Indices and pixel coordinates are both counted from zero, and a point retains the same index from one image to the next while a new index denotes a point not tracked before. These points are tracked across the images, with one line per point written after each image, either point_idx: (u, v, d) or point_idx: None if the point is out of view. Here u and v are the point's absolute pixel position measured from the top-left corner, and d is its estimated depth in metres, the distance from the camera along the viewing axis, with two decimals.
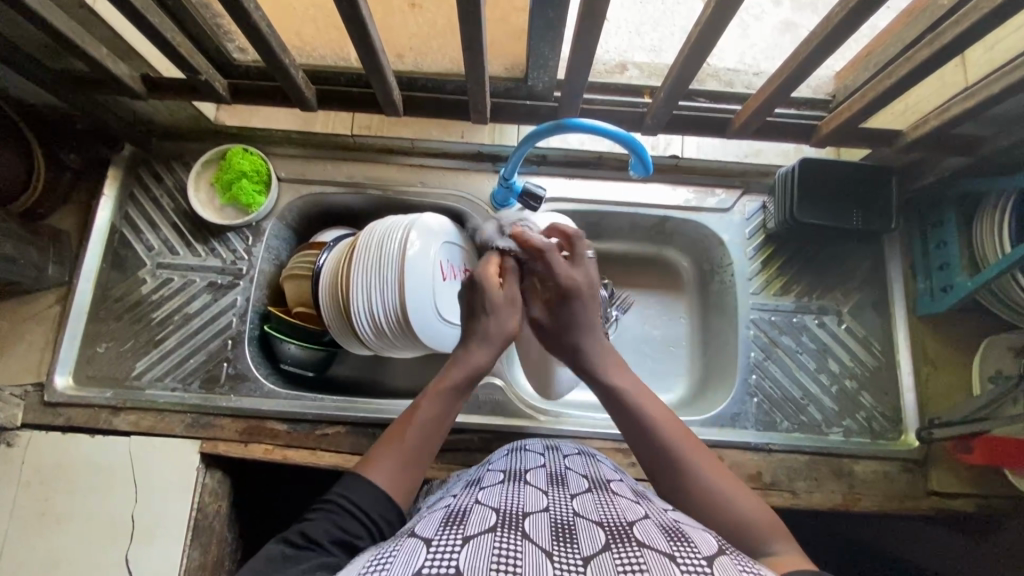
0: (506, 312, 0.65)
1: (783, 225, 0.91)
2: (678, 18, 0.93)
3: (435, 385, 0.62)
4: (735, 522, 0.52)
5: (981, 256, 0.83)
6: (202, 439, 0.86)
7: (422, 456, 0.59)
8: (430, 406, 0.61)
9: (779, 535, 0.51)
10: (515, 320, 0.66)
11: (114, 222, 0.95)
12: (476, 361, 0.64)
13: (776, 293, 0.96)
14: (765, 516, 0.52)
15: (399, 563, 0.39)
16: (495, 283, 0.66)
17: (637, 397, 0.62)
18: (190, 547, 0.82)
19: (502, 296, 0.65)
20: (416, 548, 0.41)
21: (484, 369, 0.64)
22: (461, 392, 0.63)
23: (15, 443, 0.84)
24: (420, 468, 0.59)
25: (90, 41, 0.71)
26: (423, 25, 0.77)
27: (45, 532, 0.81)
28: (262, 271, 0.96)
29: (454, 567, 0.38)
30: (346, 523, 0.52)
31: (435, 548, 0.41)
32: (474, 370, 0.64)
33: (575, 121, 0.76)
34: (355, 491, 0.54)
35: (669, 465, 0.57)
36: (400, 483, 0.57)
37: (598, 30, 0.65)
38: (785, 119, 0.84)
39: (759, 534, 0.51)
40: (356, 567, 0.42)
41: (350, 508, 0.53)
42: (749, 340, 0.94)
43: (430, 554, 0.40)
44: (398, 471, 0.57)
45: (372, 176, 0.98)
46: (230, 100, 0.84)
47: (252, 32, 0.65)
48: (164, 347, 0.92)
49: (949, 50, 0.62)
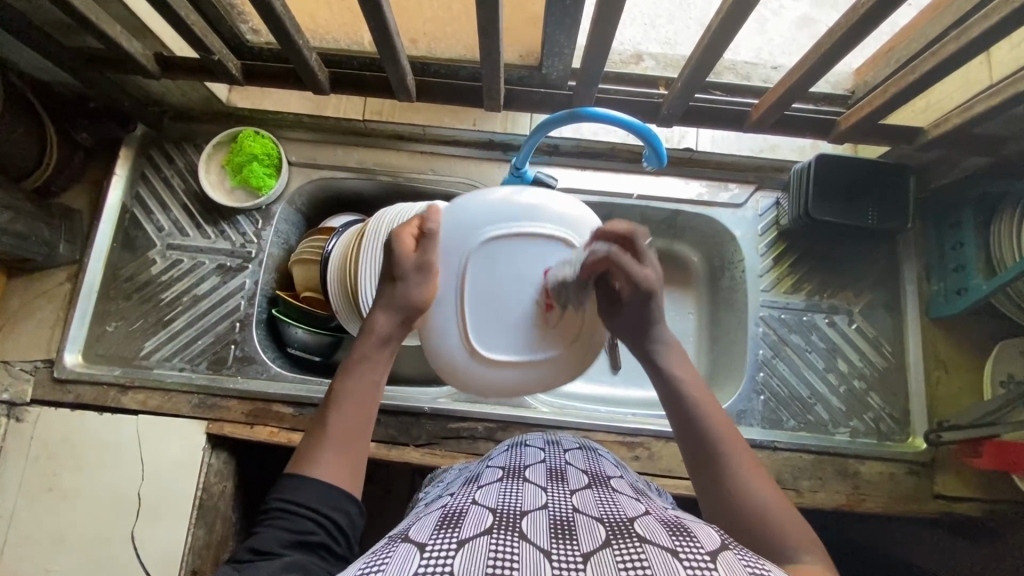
0: (419, 280, 0.59)
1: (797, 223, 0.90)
2: (693, 10, 0.92)
3: (349, 366, 0.57)
4: (771, 534, 0.47)
5: (997, 260, 0.81)
6: (208, 420, 0.87)
7: (357, 434, 0.55)
8: (348, 388, 0.56)
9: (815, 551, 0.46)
10: (425, 288, 0.59)
11: (125, 202, 0.95)
12: (382, 328, 0.58)
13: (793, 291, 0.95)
14: (800, 526, 0.48)
15: (392, 569, 0.39)
16: (408, 248, 0.58)
17: (696, 397, 0.57)
18: (193, 526, 0.83)
19: (413, 264, 0.58)
20: (410, 553, 0.41)
21: (394, 334, 0.59)
22: (373, 359, 0.58)
23: (24, 419, 0.85)
24: (359, 447, 0.55)
25: (105, 18, 0.70)
26: (438, 9, 0.76)
27: (52, 507, 0.82)
28: (270, 255, 0.96)
29: (449, 572, 0.38)
30: (295, 523, 0.49)
31: (429, 553, 0.40)
32: (380, 340, 0.58)
33: (589, 110, 0.75)
34: (294, 491, 0.50)
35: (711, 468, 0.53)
36: (341, 467, 0.53)
37: (616, 19, 0.64)
38: (804, 113, 0.82)
39: (785, 544, 0.46)
40: (352, 569, 0.41)
41: (292, 507, 0.50)
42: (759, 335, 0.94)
43: (424, 560, 0.40)
44: (333, 454, 0.53)
45: (382, 163, 0.97)
46: (243, 82, 0.83)
47: (267, 13, 0.64)
48: (172, 328, 0.92)
49: (976, 45, 0.60)
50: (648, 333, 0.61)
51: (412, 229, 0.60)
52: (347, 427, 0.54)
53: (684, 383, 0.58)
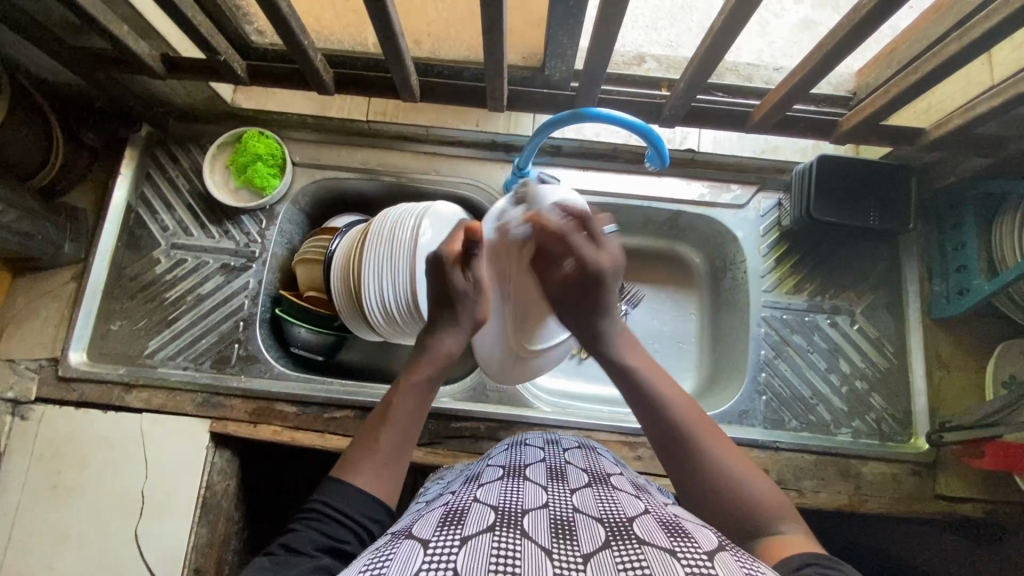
0: (475, 296, 0.68)
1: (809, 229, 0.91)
2: (695, 12, 0.94)
3: (404, 385, 0.64)
4: (740, 493, 0.53)
5: (999, 260, 0.82)
6: (212, 418, 0.87)
7: (399, 453, 0.60)
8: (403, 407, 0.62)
9: (791, 520, 0.51)
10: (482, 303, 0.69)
11: (130, 202, 0.96)
12: (446, 348, 0.67)
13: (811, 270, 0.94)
14: (774, 496, 0.53)
15: (397, 565, 0.39)
16: (457, 266, 0.67)
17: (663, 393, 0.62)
18: (198, 524, 0.83)
19: (466, 282, 0.67)
20: (414, 550, 0.41)
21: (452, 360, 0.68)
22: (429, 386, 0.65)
23: (29, 417, 0.86)
24: (400, 463, 0.60)
25: (113, 19, 0.71)
26: (443, 10, 0.77)
27: (56, 504, 0.83)
28: (274, 255, 0.96)
29: (453, 568, 0.38)
30: (333, 529, 0.52)
31: (433, 549, 0.41)
32: (440, 364, 0.66)
33: (592, 111, 0.76)
34: (336, 498, 0.54)
35: (686, 451, 0.58)
36: (382, 479, 0.57)
37: (619, 20, 0.64)
38: (805, 114, 0.83)
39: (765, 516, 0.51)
40: (357, 565, 0.42)
41: (332, 514, 0.53)
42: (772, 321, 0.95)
43: (429, 556, 0.40)
44: (377, 466, 0.58)
45: (385, 163, 0.98)
46: (248, 83, 0.84)
47: (273, 13, 0.65)
48: (176, 327, 0.92)
49: (979, 45, 0.60)
50: (599, 329, 0.69)
51: (456, 247, 0.67)
52: (395, 443, 0.60)
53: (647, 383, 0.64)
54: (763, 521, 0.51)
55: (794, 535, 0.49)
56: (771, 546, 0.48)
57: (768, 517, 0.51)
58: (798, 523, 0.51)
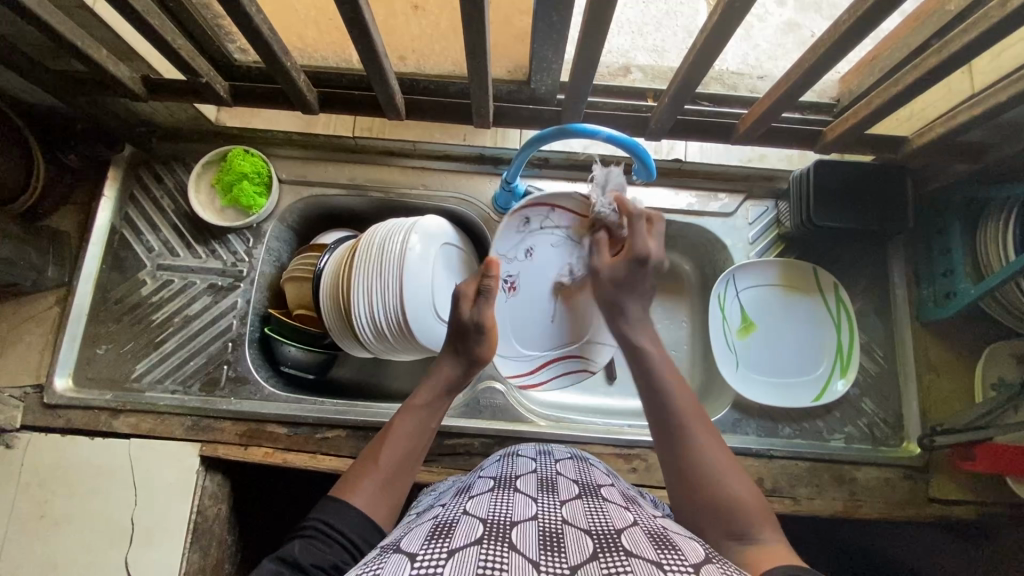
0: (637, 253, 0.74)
1: (723, 348, 0.95)
2: (680, 18, 0.95)
3: (408, 407, 0.68)
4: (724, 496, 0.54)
5: (984, 263, 0.81)
6: (202, 442, 0.86)
7: (400, 477, 0.62)
8: (404, 427, 0.65)
9: (772, 529, 0.52)
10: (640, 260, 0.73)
11: (115, 223, 0.95)
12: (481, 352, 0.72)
13: (832, 324, 0.95)
14: (756, 505, 0.54)
15: None
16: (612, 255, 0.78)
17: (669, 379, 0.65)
18: (190, 549, 0.82)
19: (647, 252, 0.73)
20: (402, 563, 0.41)
21: (453, 380, 0.71)
22: (433, 426, 0.68)
23: (15, 445, 0.84)
24: (400, 484, 0.62)
25: (91, 42, 0.70)
26: (426, 26, 0.77)
27: (44, 536, 0.81)
28: (262, 273, 0.95)
29: None
30: (330, 549, 0.53)
31: (421, 562, 0.40)
32: (443, 386, 0.70)
33: (579, 126, 0.76)
34: (337, 515, 0.56)
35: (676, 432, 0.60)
36: (378, 502, 0.59)
37: (603, 36, 0.64)
38: (790, 124, 0.84)
39: (747, 524, 0.52)
40: None
41: (330, 533, 0.54)
42: (788, 387, 0.93)
43: (415, 569, 0.40)
44: (376, 489, 0.60)
45: (373, 179, 0.97)
46: (231, 103, 0.83)
47: (254, 35, 0.64)
48: (163, 350, 0.91)
49: (958, 57, 0.61)
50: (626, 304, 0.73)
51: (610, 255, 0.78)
52: (398, 466, 0.62)
53: (656, 367, 0.66)
54: (744, 528, 0.52)
55: (776, 547, 0.49)
56: (758, 559, 0.48)
57: (748, 525, 0.52)
58: (777, 535, 0.51)
